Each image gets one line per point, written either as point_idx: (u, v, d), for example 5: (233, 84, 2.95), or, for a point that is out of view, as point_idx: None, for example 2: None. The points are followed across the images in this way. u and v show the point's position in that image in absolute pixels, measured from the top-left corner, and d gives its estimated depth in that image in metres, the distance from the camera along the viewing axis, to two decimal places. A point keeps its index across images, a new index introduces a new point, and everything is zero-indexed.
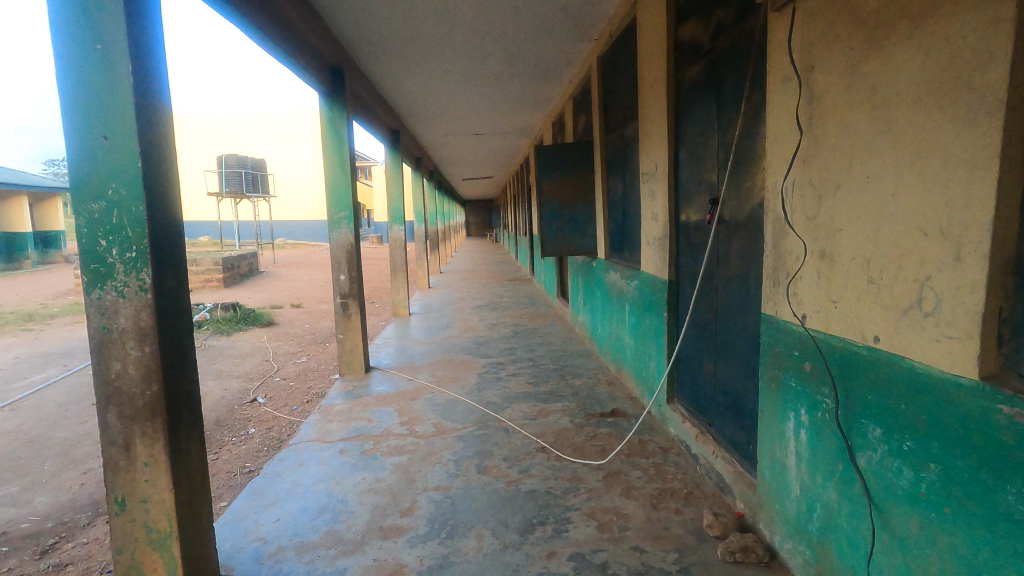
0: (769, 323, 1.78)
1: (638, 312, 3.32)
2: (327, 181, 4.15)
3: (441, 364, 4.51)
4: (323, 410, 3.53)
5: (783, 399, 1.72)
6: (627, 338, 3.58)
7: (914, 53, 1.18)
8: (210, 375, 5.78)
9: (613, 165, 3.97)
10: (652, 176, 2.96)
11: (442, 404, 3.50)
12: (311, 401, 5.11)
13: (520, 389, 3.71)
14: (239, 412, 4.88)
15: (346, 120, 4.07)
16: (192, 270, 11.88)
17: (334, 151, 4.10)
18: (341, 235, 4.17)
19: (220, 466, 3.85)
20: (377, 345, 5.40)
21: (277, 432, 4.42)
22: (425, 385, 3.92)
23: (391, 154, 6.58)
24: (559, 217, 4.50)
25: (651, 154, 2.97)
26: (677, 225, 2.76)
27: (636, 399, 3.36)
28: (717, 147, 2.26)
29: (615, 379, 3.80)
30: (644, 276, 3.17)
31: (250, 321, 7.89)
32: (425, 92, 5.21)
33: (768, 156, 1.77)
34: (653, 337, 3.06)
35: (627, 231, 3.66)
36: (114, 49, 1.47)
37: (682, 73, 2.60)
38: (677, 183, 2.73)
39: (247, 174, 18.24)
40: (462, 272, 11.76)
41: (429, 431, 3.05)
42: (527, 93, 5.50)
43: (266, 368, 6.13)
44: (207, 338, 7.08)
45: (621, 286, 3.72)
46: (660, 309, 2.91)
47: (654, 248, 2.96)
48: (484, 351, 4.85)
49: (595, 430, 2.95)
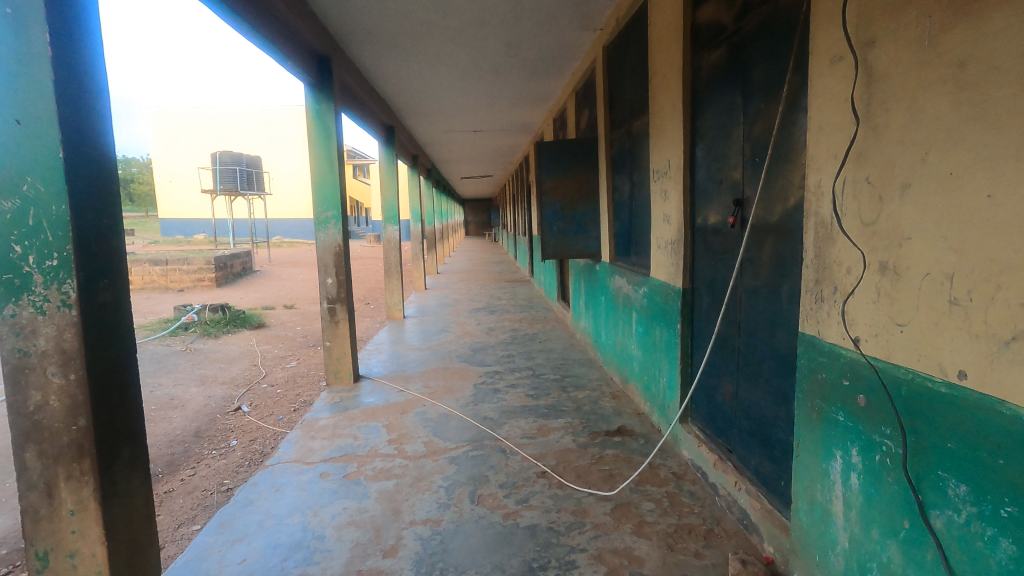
0: (812, 346, 1.53)
1: (646, 322, 3.07)
2: (315, 178, 3.87)
3: (435, 373, 4.26)
4: (305, 424, 3.27)
5: (828, 435, 1.47)
6: (634, 348, 3.34)
7: (1018, 18, 0.93)
8: (194, 380, 5.51)
9: (619, 163, 3.72)
10: (664, 174, 2.71)
11: (434, 419, 3.24)
12: (299, 410, 4.84)
13: (519, 403, 3.46)
14: (221, 422, 4.61)
15: (334, 113, 3.81)
16: (184, 269, 11.62)
17: (321, 146, 3.83)
18: (328, 236, 3.90)
19: (196, 483, 3.59)
20: (369, 350, 5.14)
21: (261, 444, 4.15)
22: (417, 397, 3.67)
23: (386, 151, 6.32)
24: (560, 217, 4.25)
25: (663, 151, 2.72)
26: (692, 229, 2.50)
27: (644, 416, 3.11)
28: (743, 141, 2.01)
29: (620, 392, 3.55)
30: (653, 283, 2.93)
31: (239, 323, 7.62)
32: (421, 85, 4.95)
33: (810, 150, 1.52)
34: (663, 350, 2.81)
35: (635, 233, 3.41)
36: (27, 14, 1.21)
37: (700, 60, 2.34)
38: (693, 182, 2.48)
39: (241, 171, 17.92)
40: (460, 272, 11.49)
41: (419, 451, 2.80)
42: (528, 87, 5.25)
43: (253, 373, 5.86)
44: (194, 341, 6.81)
45: (628, 292, 3.47)
46: (672, 320, 2.67)
47: (667, 252, 2.71)
48: (481, 359, 4.59)
49: (600, 452, 2.70)
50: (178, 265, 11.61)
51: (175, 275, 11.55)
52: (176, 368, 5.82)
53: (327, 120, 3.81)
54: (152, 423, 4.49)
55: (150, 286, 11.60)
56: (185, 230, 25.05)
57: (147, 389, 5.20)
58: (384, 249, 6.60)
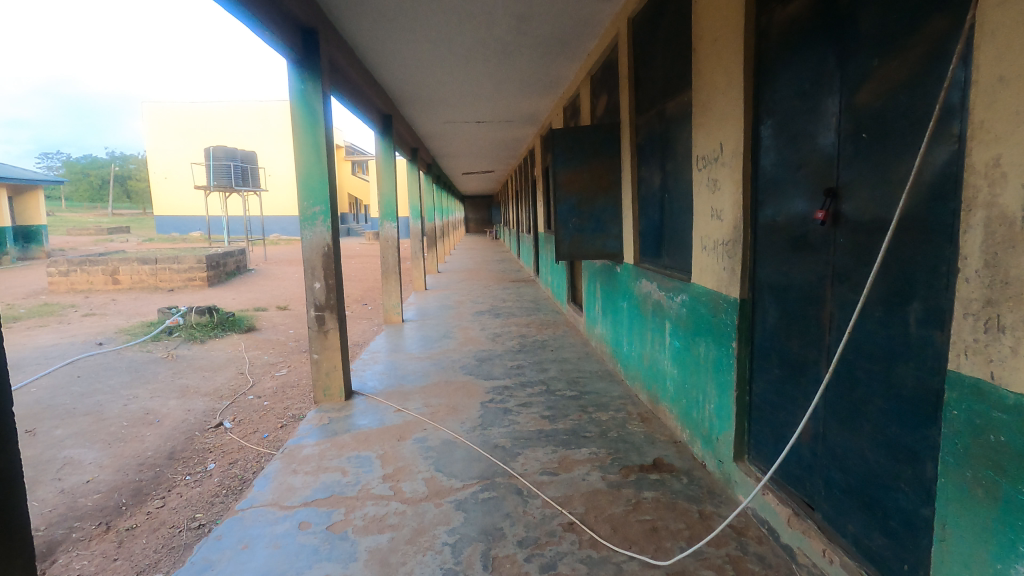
0: (977, 394, 1.09)
1: (686, 336, 2.62)
2: (300, 168, 3.39)
3: (436, 388, 3.78)
4: (287, 454, 2.80)
5: (1009, 524, 1.03)
6: (668, 365, 2.88)
7: None
8: (173, 392, 5.03)
9: (646, 152, 3.26)
10: (713, 160, 2.25)
11: (436, 449, 2.79)
12: (286, 426, 4.38)
13: (534, 427, 3.00)
14: (199, 441, 4.14)
15: (322, 95, 3.33)
16: (174, 268, 11.18)
17: (306, 132, 3.35)
18: (315, 234, 3.43)
19: (163, 518, 3.12)
20: (364, 360, 4.69)
21: (241, 469, 3.70)
22: (416, 419, 3.21)
23: (383, 142, 5.84)
24: (576, 213, 3.82)
25: (712, 132, 2.25)
26: (753, 227, 2.04)
27: (682, 445, 2.66)
28: (840, 111, 1.55)
29: (650, 415, 3.09)
30: (696, 290, 2.48)
31: (227, 327, 7.13)
32: (420, 67, 4.49)
33: (981, 114, 1.07)
34: (709, 371, 2.36)
35: (668, 231, 2.96)
36: None
37: (769, 15, 1.89)
38: (756, 168, 2.01)
39: (236, 166, 17.40)
40: (462, 272, 11.03)
41: (419, 492, 2.34)
42: (538, 71, 4.78)
43: (239, 384, 5.39)
44: (177, 347, 6.33)
45: (659, 300, 3.02)
46: (724, 336, 2.21)
47: (717, 255, 2.26)
48: (488, 371, 4.13)
49: (637, 495, 2.24)
50: (168, 263, 11.18)
51: (166, 274, 11.16)
52: (155, 378, 5.35)
53: (314, 103, 3.32)
54: (122, 443, 4.02)
55: (141, 286, 11.18)
56: (180, 228, 24.55)
57: (121, 402, 4.73)
58: (380, 249, 6.11)
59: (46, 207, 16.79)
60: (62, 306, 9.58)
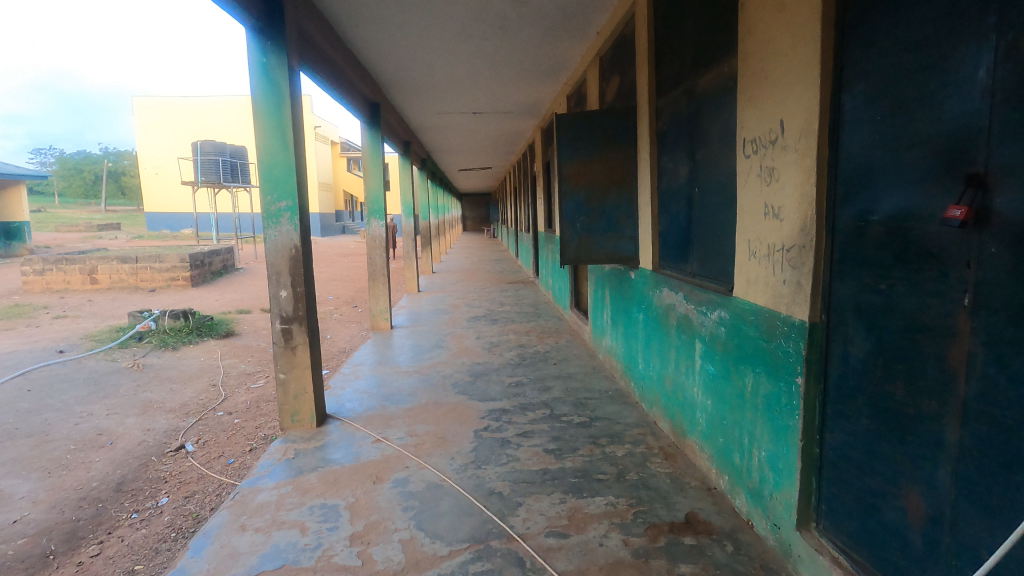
0: None
1: (725, 362, 2.14)
2: (263, 157, 2.89)
3: (424, 412, 3.28)
4: (237, 503, 2.30)
5: None
6: (699, 395, 2.41)
7: None
8: (133, 409, 4.52)
9: (669, 139, 2.78)
10: (770, 143, 1.76)
11: (419, 496, 2.29)
12: (255, 450, 3.88)
13: (537, 467, 2.51)
14: (154, 469, 3.63)
15: (288, 69, 2.82)
16: (155, 267, 10.66)
17: (269, 113, 2.85)
18: (281, 234, 2.93)
19: (94, 571, 2.60)
20: (345, 373, 4.20)
21: (198, 505, 3.19)
22: (397, 453, 2.71)
23: (369, 132, 5.33)
24: (584, 211, 3.36)
25: (768, 107, 1.77)
26: (829, 229, 1.56)
27: (719, 495, 2.18)
28: (993, 62, 1.06)
29: (674, 450, 2.62)
30: (740, 306, 2.00)
31: (203, 332, 6.61)
32: (408, 45, 3.99)
33: None
34: (759, 411, 1.88)
35: (699, 233, 2.48)
36: None
37: None
38: (834, 150, 1.52)
39: (225, 162, 16.84)
40: (458, 272, 10.56)
41: (392, 563, 1.85)
42: (540, 52, 4.29)
43: (209, 398, 4.88)
44: (145, 355, 5.81)
45: (687, 315, 2.53)
46: (783, 369, 1.73)
47: (773, 264, 1.78)
48: (483, 390, 3.63)
49: (671, 571, 1.75)
50: (150, 262, 10.66)
51: (147, 273, 10.66)
52: (115, 392, 4.83)
53: (277, 79, 2.81)
54: (64, 472, 3.52)
55: (120, 286, 10.66)
56: (170, 225, 23.97)
57: (72, 421, 4.22)
58: (367, 249, 5.60)
59: (27, 203, 16.22)
60: (34, 307, 9.05)
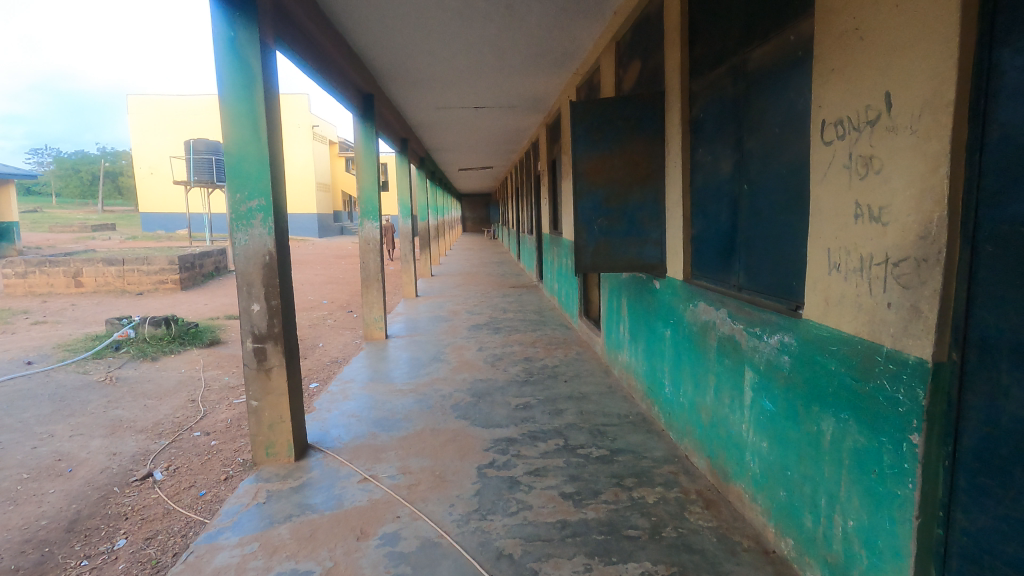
0: None
1: (789, 400, 1.73)
2: (230, 148, 2.47)
3: (419, 442, 2.87)
4: (189, 569, 1.87)
5: None
6: (750, 434, 2.00)
7: None
8: (100, 429, 4.10)
9: (708, 128, 2.37)
10: (871, 123, 1.35)
11: (411, 562, 1.87)
12: (230, 478, 3.45)
13: (555, 519, 2.09)
14: (115, 503, 3.21)
15: (261, 45, 2.41)
16: (143, 270, 10.26)
17: (237, 98, 2.43)
18: (252, 238, 2.51)
19: None
20: (334, 391, 3.79)
21: (159, 548, 2.76)
22: (387, 498, 2.30)
23: (363, 127, 4.92)
24: (603, 212, 2.95)
25: (868, 76, 1.35)
26: (967, 236, 1.14)
27: (782, 563, 1.77)
28: None
29: (716, 497, 2.21)
30: (815, 333, 1.59)
31: (186, 341, 6.19)
32: (403, 28, 3.59)
33: None
34: (847, 468, 1.47)
35: (747, 239, 2.07)
36: None
37: None
38: (979, 128, 1.11)
39: (218, 161, 16.43)
40: (458, 275, 10.16)
41: None
42: (550, 38, 3.89)
43: (186, 416, 4.45)
44: (121, 367, 5.38)
45: (732, 336, 2.12)
46: (886, 421, 1.33)
47: (874, 282, 1.36)
48: (487, 414, 3.22)
49: None
50: (137, 264, 10.26)
51: (134, 276, 10.25)
52: (83, 409, 4.41)
53: (247, 57, 2.39)
54: (11, 507, 3.11)
55: (106, 289, 10.26)
56: (165, 226, 23.56)
57: (29, 445, 3.81)
58: (360, 252, 5.19)
59: (16, 203, 15.86)
60: (13, 312, 8.63)
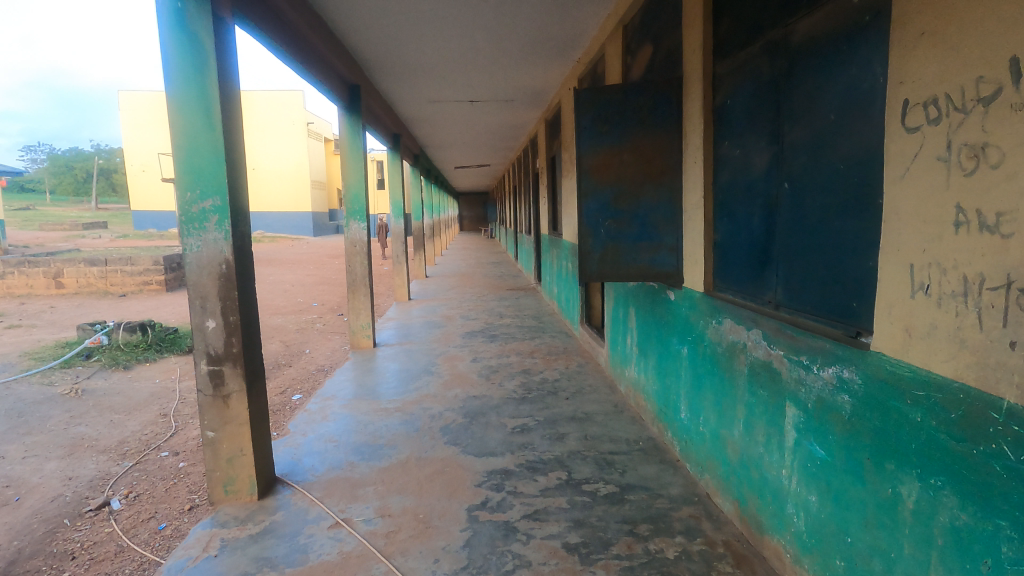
0: None
1: (851, 450, 1.40)
2: (179, 139, 2.12)
3: (403, 474, 2.52)
4: None
5: None
6: (793, 482, 1.66)
7: None
8: (57, 450, 3.74)
9: (736, 117, 2.04)
10: (985, 99, 1.02)
11: None
12: (196, 509, 3.09)
13: None
14: (62, 539, 2.85)
15: (215, 20, 2.07)
16: (127, 271, 9.87)
17: (186, 81, 2.08)
18: (206, 243, 2.16)
19: None
20: (312, 410, 3.43)
21: None
22: (360, 551, 1.95)
23: (348, 120, 4.57)
24: (611, 214, 2.59)
25: (981, 37, 1.01)
26: None
27: None
28: None
29: (749, 551, 1.87)
30: (890, 372, 1.26)
31: (163, 349, 5.82)
32: (389, 10, 3.25)
33: None
34: (942, 552, 1.13)
35: (788, 248, 1.73)
36: None
37: None
38: None
39: None
40: (454, 277, 9.81)
41: None
42: (550, 23, 3.55)
43: (155, 433, 4.09)
44: (90, 378, 5.02)
45: (770, 363, 1.78)
46: (1008, 499, 0.99)
47: (989, 312, 1.02)
48: (481, 439, 2.87)
49: None
50: (120, 265, 9.88)
51: (118, 277, 9.88)
52: (41, 427, 4.05)
53: (199, 34, 2.05)
54: None
55: (88, 291, 9.87)
56: (157, 224, 23.14)
57: None
58: (347, 255, 4.84)
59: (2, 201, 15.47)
60: None
